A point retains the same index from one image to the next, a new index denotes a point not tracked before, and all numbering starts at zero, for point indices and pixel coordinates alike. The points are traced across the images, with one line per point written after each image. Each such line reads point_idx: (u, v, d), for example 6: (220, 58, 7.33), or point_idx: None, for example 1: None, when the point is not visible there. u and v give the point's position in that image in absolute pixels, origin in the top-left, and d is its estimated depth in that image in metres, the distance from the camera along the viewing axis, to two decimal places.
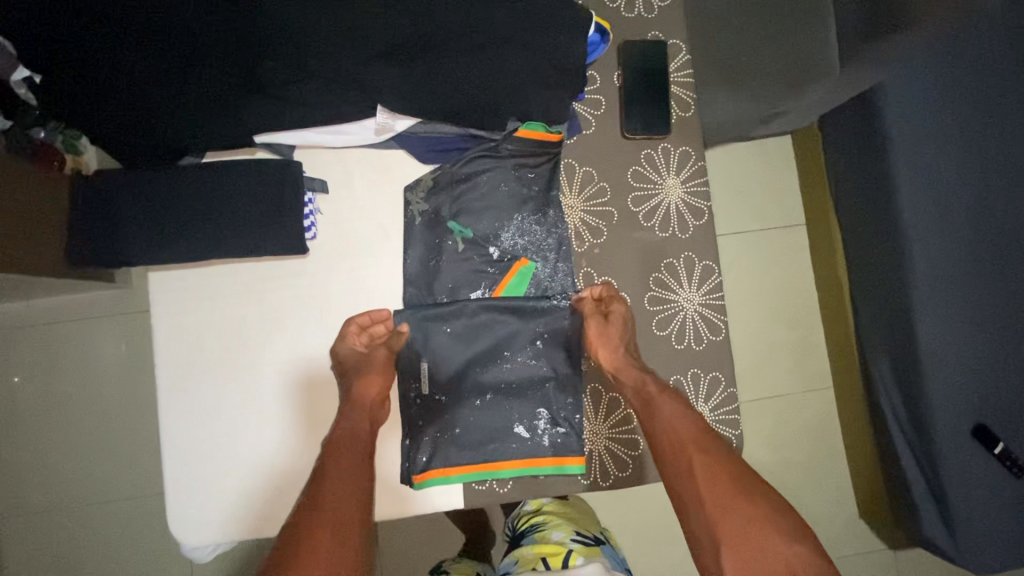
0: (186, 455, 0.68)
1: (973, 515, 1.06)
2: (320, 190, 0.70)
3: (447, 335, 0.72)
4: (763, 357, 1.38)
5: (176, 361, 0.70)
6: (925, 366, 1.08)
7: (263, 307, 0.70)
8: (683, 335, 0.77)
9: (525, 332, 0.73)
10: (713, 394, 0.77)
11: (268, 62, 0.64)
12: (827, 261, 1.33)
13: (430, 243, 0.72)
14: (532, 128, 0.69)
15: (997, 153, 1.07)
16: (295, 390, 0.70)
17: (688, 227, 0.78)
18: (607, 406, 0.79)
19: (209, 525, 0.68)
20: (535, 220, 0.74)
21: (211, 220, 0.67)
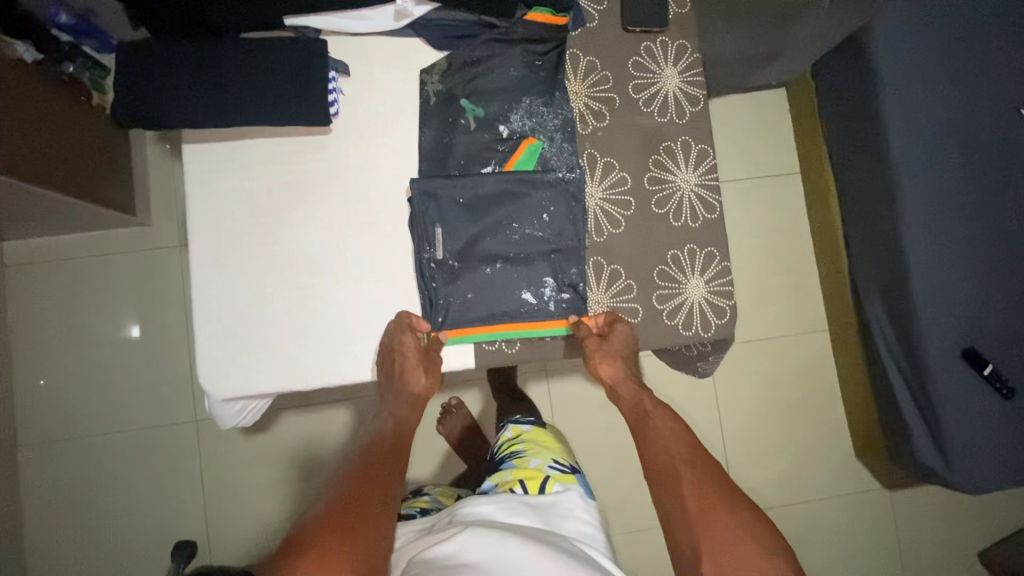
0: (217, 314, 0.74)
1: (964, 434, 1.10)
2: (343, 71, 0.75)
3: (457, 209, 0.76)
4: (760, 298, 1.42)
5: (208, 229, 0.75)
6: (916, 291, 1.12)
7: (287, 182, 0.75)
8: (680, 213, 0.80)
9: (532, 204, 0.77)
10: (707, 267, 0.80)
11: None
12: (820, 201, 1.38)
13: (445, 121, 0.77)
14: (539, 12, 0.75)
15: (980, 87, 1.13)
16: (317, 258, 0.75)
17: (685, 113, 0.81)
18: (609, 277, 0.79)
19: (236, 380, 0.73)
20: (543, 104, 0.78)
21: (239, 87, 0.71)
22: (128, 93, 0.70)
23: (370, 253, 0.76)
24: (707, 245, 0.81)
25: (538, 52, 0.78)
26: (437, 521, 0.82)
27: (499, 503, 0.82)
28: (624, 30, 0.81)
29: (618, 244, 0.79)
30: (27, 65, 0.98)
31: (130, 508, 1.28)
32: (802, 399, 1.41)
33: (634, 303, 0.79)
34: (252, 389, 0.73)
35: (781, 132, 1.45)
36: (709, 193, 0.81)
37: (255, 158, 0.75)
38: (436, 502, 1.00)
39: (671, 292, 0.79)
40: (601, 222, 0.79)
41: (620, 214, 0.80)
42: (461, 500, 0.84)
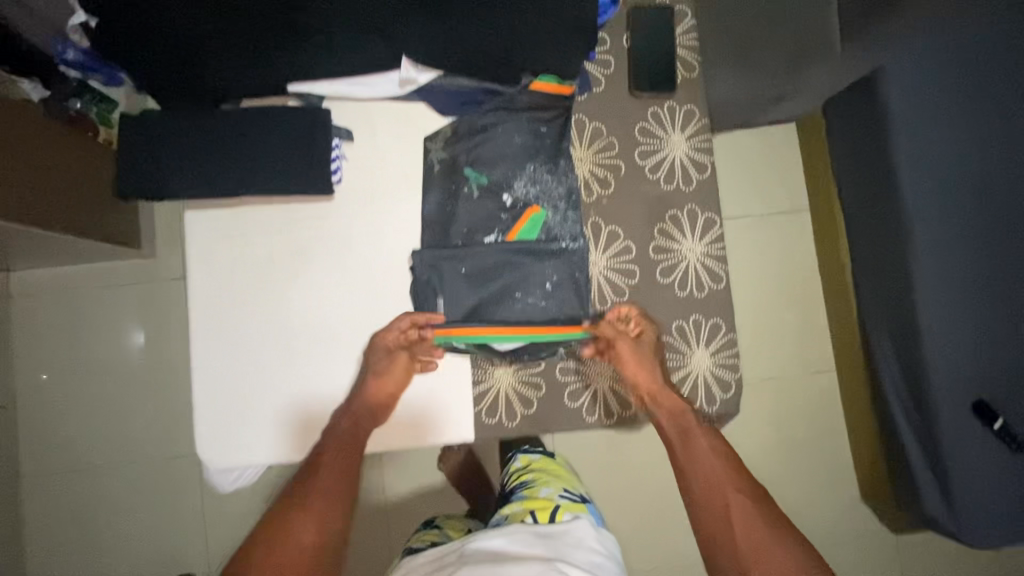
0: (215, 380, 0.73)
1: (973, 490, 1.07)
2: (346, 138, 0.74)
3: (458, 279, 0.76)
4: (766, 337, 1.40)
5: (208, 296, 0.74)
6: (926, 341, 1.10)
7: (289, 247, 0.75)
8: (685, 282, 0.81)
9: (536, 274, 0.76)
10: (713, 339, 0.82)
11: (310, 14, 0.65)
12: (830, 241, 1.35)
13: (448, 189, 0.76)
14: (544, 81, 0.73)
15: (997, 136, 1.10)
16: (320, 326, 0.75)
17: (691, 180, 0.82)
18: (612, 346, 0.81)
19: (236, 447, 0.73)
20: (547, 171, 0.78)
21: (243, 161, 0.70)
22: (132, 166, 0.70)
23: (372, 321, 0.76)
24: (713, 315, 0.82)
25: (543, 118, 0.77)
26: (447, 554, 0.80)
27: (510, 536, 0.80)
28: (631, 96, 0.82)
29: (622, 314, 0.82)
30: (32, 102, 0.98)
31: (129, 538, 1.29)
32: (809, 440, 1.39)
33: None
34: (253, 457, 0.73)
35: (791, 168, 1.43)
36: (715, 263, 0.82)
37: (257, 225, 0.74)
38: (447, 535, 0.98)
39: (674, 365, 0.82)
40: (605, 293, 0.81)
41: (624, 283, 0.82)
42: (472, 534, 0.81)
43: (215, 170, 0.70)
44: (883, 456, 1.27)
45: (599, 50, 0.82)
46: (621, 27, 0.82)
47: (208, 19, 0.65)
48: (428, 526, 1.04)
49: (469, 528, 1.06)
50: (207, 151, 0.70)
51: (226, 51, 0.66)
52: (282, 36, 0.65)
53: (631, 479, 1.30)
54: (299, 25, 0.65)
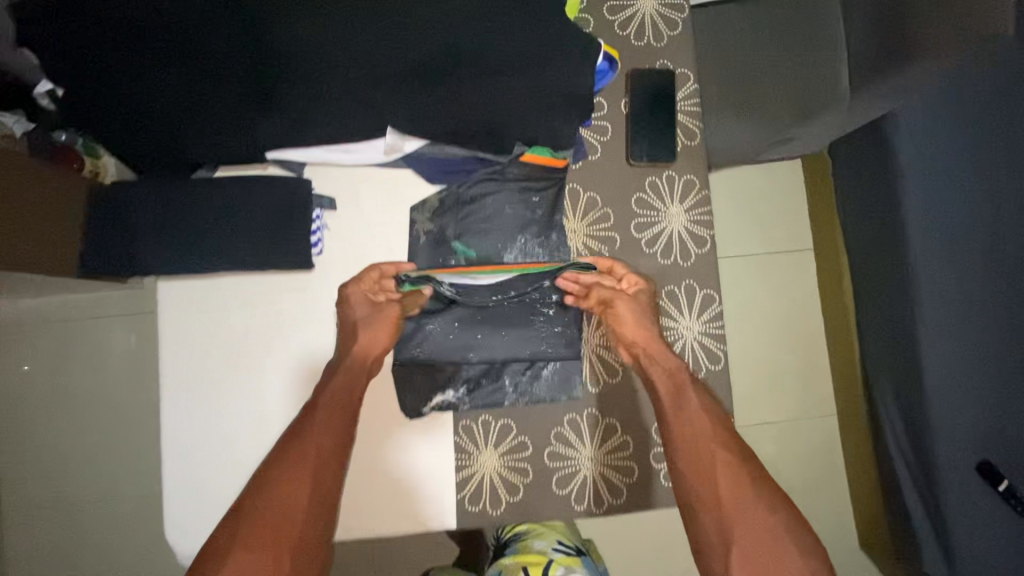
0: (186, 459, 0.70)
1: (977, 557, 1.00)
2: (329, 208, 0.72)
3: (449, 341, 0.78)
4: (765, 380, 1.37)
5: (177, 371, 0.71)
6: (929, 398, 1.04)
7: (268, 319, 0.72)
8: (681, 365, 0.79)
9: (529, 337, 0.78)
10: None
11: (289, 84, 0.60)
12: (834, 285, 1.31)
13: (434, 262, 0.75)
14: (534, 152, 0.71)
15: None
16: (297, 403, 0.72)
17: (689, 255, 0.81)
18: (604, 431, 0.79)
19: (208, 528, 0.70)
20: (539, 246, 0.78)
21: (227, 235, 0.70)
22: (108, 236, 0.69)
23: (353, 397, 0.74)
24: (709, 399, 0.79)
25: (535, 193, 0.77)
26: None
27: None
28: (627, 163, 0.81)
29: (612, 396, 0.80)
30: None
31: None
32: (805, 489, 1.35)
33: (629, 462, 0.79)
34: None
35: (797, 208, 1.39)
36: (711, 343, 0.80)
37: (231, 298, 0.71)
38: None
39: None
40: (597, 372, 0.80)
41: (616, 363, 0.80)
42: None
43: (197, 244, 0.70)
44: (883, 511, 1.22)
45: (595, 116, 0.81)
46: (619, 91, 0.82)
47: (177, 89, 0.60)
48: None
49: None
50: (191, 224, 0.69)
51: (202, 122, 0.61)
52: (257, 111, 0.61)
53: None
54: (274, 99, 0.61)
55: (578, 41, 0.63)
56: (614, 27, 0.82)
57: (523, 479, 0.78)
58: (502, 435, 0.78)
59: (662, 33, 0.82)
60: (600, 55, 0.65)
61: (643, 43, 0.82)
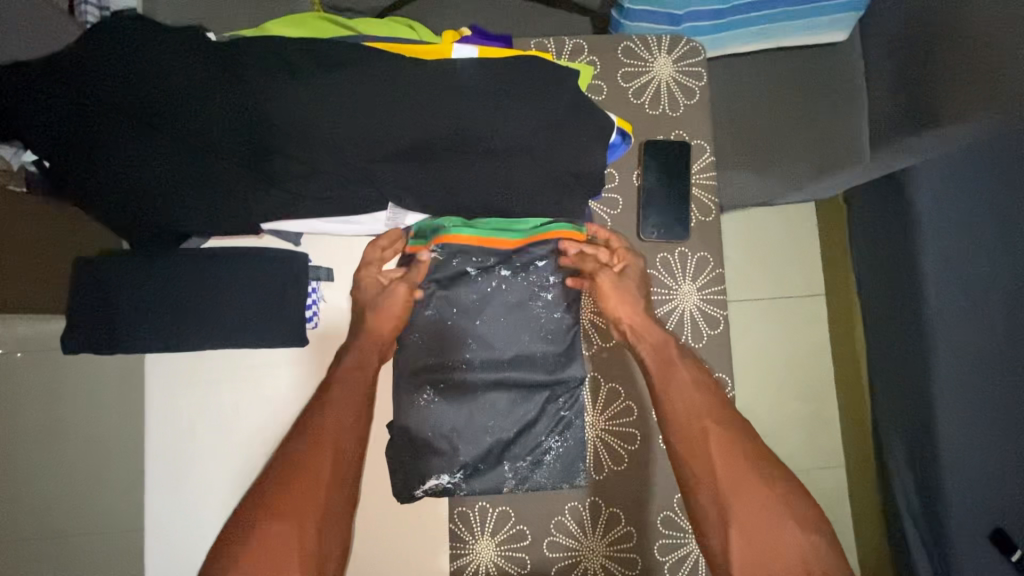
0: (174, 524, 0.74)
1: None
2: (325, 278, 0.75)
3: (446, 331, 0.73)
4: (772, 431, 1.33)
5: (173, 439, 0.76)
6: (942, 462, 1.00)
7: (255, 393, 0.76)
8: None
9: (526, 319, 0.74)
10: None
11: (281, 157, 0.58)
12: (846, 338, 1.28)
13: (437, 334, 0.73)
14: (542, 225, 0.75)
15: None
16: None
17: (701, 335, 0.78)
18: (606, 522, 0.76)
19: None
20: (545, 319, 0.75)
21: (215, 309, 0.69)
22: (90, 309, 0.67)
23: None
24: None
25: (538, 259, 0.74)
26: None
27: None
28: (638, 238, 0.78)
29: (616, 484, 0.77)
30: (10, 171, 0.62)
31: None
32: None
33: (631, 553, 0.76)
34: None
35: (810, 257, 1.35)
36: None
37: (226, 368, 0.76)
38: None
39: (674, 543, 0.76)
40: (601, 459, 0.77)
41: (623, 449, 0.77)
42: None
43: (185, 319, 0.69)
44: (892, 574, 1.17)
45: (607, 187, 0.79)
46: (633, 161, 0.80)
47: (170, 162, 0.58)
48: None
49: None
50: (178, 298, 0.68)
51: (191, 191, 0.59)
52: (256, 185, 0.60)
53: None
54: (271, 172, 0.59)
55: (593, 121, 0.61)
56: (629, 94, 0.80)
57: (519, 569, 0.75)
58: (499, 523, 0.75)
59: (678, 102, 0.81)
60: (613, 133, 0.64)
61: (659, 111, 0.81)
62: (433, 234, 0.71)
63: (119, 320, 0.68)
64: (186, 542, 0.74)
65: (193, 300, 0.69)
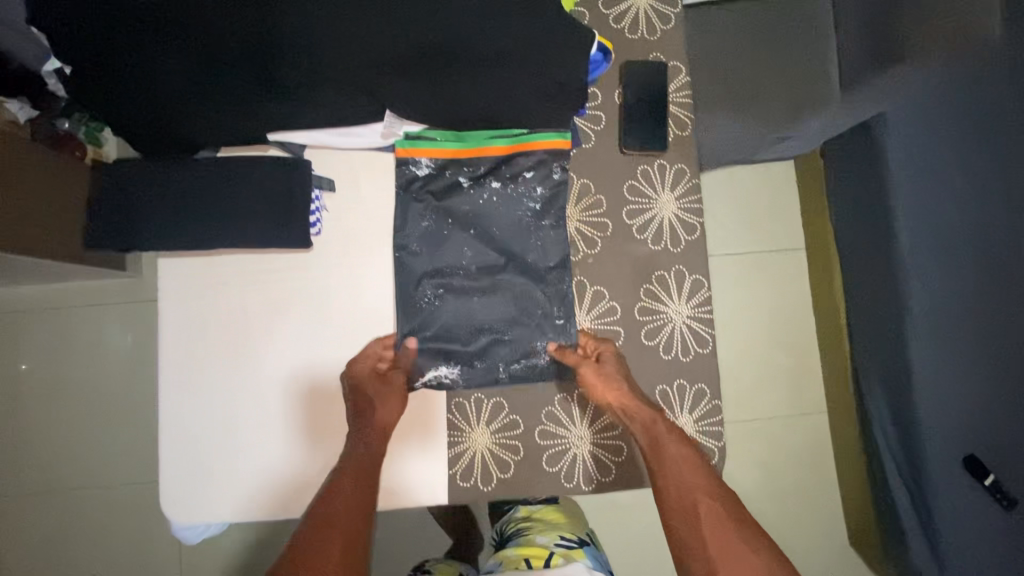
0: (179, 430, 0.74)
1: (962, 542, 1.02)
2: (328, 187, 0.76)
3: (442, 240, 0.78)
4: (757, 371, 1.38)
5: (180, 344, 0.75)
6: (918, 387, 1.06)
7: (265, 299, 0.76)
8: (670, 345, 0.82)
9: (519, 229, 0.79)
10: (698, 406, 0.81)
11: (284, 67, 0.63)
12: (825, 279, 1.33)
13: (434, 235, 0.78)
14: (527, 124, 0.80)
15: None
16: (284, 378, 0.75)
17: (679, 241, 0.83)
18: (593, 411, 0.81)
19: (195, 502, 0.74)
20: (536, 227, 0.79)
21: (223, 210, 0.72)
22: (108, 215, 0.72)
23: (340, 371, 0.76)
24: (698, 381, 0.81)
25: (526, 169, 0.78)
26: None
27: None
28: (621, 152, 0.83)
29: None
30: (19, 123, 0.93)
31: (104, 563, 1.24)
32: (796, 488, 1.35)
33: (617, 441, 0.81)
34: (211, 513, 0.74)
35: (788, 204, 1.41)
36: (701, 326, 0.82)
37: (230, 271, 0.75)
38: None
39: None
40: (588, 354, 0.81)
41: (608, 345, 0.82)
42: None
43: (195, 220, 0.72)
44: (872, 497, 1.23)
45: (590, 106, 0.83)
46: (614, 82, 0.84)
47: (183, 71, 0.63)
48: (418, 571, 1.00)
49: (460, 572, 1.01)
50: (189, 200, 0.72)
51: (206, 101, 0.65)
52: (262, 92, 0.65)
53: (619, 529, 1.25)
54: (278, 82, 0.64)
55: (575, 32, 0.65)
56: (609, 20, 0.85)
57: (514, 456, 0.80)
58: (494, 414, 0.80)
59: (655, 27, 0.85)
60: (596, 45, 0.68)
61: (637, 36, 0.85)
62: (426, 147, 0.76)
63: (133, 220, 0.71)
64: (192, 450, 0.74)
65: (203, 199, 0.72)
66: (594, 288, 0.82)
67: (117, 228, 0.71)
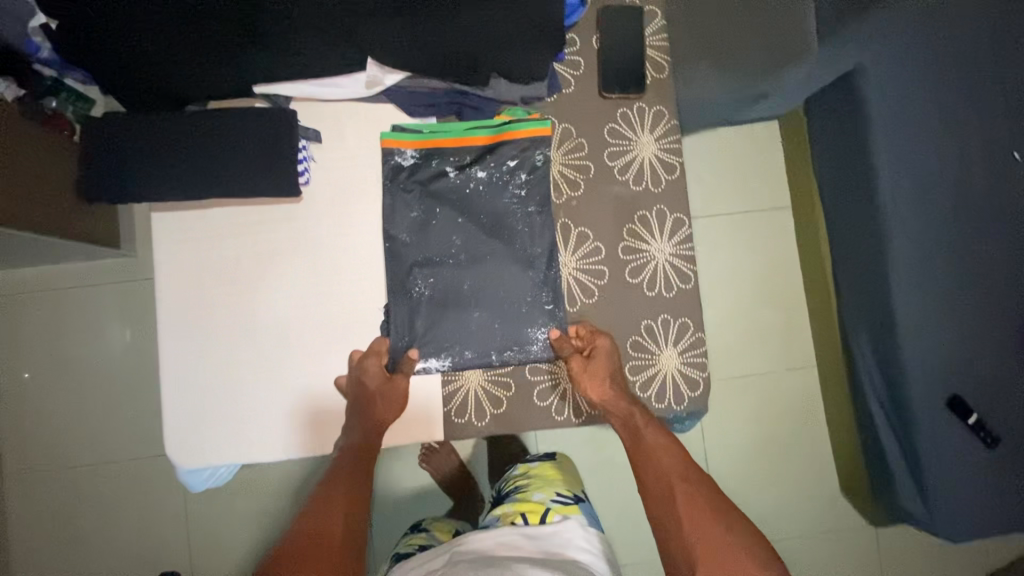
0: (180, 379, 0.77)
1: (944, 476, 1.05)
2: (314, 138, 0.78)
3: (430, 228, 0.80)
4: (745, 325, 1.40)
5: (177, 297, 0.77)
6: (901, 329, 1.07)
7: (257, 250, 0.78)
8: (654, 282, 0.84)
9: (506, 214, 0.81)
10: (682, 339, 0.83)
11: (268, 16, 0.66)
12: (810, 231, 1.35)
13: (417, 224, 0.80)
14: (511, 113, 0.82)
15: (975, 122, 1.08)
16: (279, 330, 0.78)
17: (660, 181, 0.85)
18: None
19: (197, 448, 0.76)
20: (522, 212, 0.81)
21: (211, 162, 0.73)
22: (98, 170, 0.73)
23: (336, 333, 0.79)
24: (683, 315, 0.84)
25: (510, 157, 0.81)
26: (437, 559, 0.80)
27: (500, 537, 0.81)
28: (601, 96, 0.84)
29: (592, 315, 0.84)
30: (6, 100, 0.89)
31: (114, 538, 1.27)
32: (788, 439, 1.39)
33: None
34: (214, 457, 0.76)
35: (772, 161, 1.43)
36: (684, 263, 0.84)
37: (223, 223, 0.78)
38: (434, 538, 0.97)
39: (644, 363, 0.83)
40: (574, 292, 0.83)
41: (594, 284, 0.84)
42: (461, 536, 0.83)
43: (183, 173, 0.73)
44: (860, 440, 1.26)
45: (569, 51, 0.84)
46: (592, 27, 0.85)
47: (168, 22, 0.66)
48: (416, 529, 1.04)
49: (456, 530, 1.05)
50: (177, 153, 0.73)
51: (190, 53, 0.68)
52: (244, 42, 0.68)
53: (616, 484, 1.28)
54: (260, 32, 0.67)
55: None
56: None
57: (506, 393, 0.82)
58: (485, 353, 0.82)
59: None
60: None
61: None
62: (411, 138, 0.79)
63: (123, 174, 0.73)
64: (194, 398, 0.77)
65: (190, 152, 0.73)
66: (579, 229, 0.84)
67: (106, 182, 0.72)
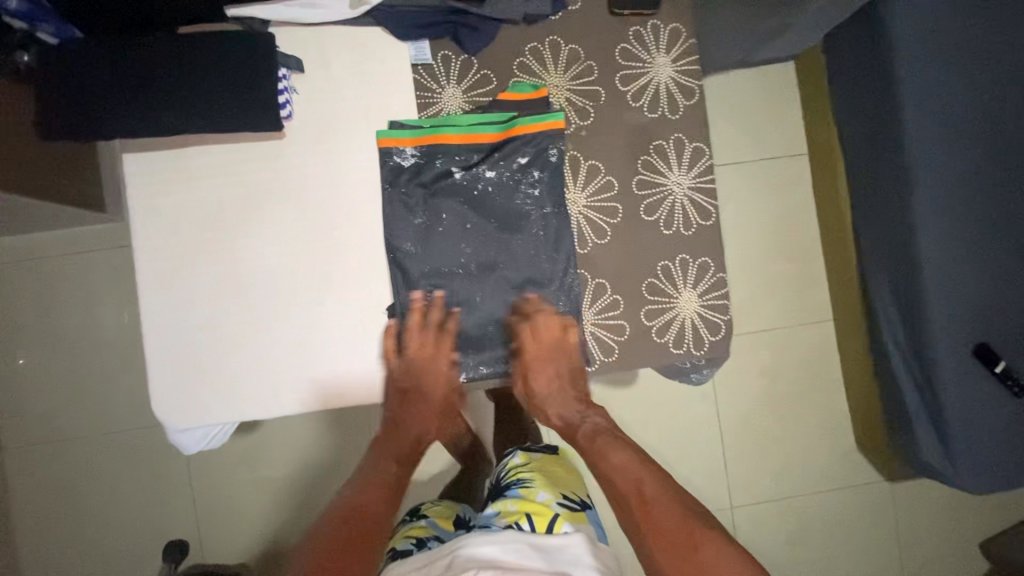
0: (167, 332, 0.73)
1: (967, 424, 1.01)
2: (295, 68, 0.72)
3: (436, 236, 0.75)
4: (760, 277, 1.35)
5: (156, 239, 0.73)
6: (923, 273, 1.01)
7: (241, 194, 0.73)
8: (671, 219, 0.78)
9: (517, 215, 0.76)
10: (702, 280, 0.79)
11: None
12: (828, 177, 1.28)
13: (420, 229, 0.75)
14: (514, 90, 0.76)
15: (1014, 45, 0.99)
16: (266, 277, 0.73)
17: (677, 107, 0.79)
18: (593, 292, 0.79)
19: (185, 403, 0.73)
20: (536, 215, 0.76)
21: (182, 94, 0.68)
22: (58, 104, 0.67)
23: (333, 308, 0.74)
24: (701, 255, 0.79)
25: (521, 154, 0.75)
26: (432, 562, 0.71)
27: (504, 543, 0.72)
28: (611, 13, 0.78)
29: (602, 258, 0.78)
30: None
31: (117, 508, 1.25)
32: (804, 393, 1.35)
33: (619, 320, 0.78)
34: (203, 413, 0.73)
35: (789, 104, 1.35)
36: (702, 197, 0.79)
37: (202, 163, 0.72)
38: (434, 527, 0.89)
39: (661, 307, 0.78)
40: (585, 233, 0.78)
41: (605, 223, 0.78)
42: (463, 537, 0.73)
43: (153, 106, 0.68)
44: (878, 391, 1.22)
45: None
46: None
47: None
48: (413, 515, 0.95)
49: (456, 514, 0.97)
50: (144, 84, 0.67)
51: None
52: None
53: None
54: None
55: None
56: None
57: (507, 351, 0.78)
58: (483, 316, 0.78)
59: None
60: None
61: None
62: (408, 135, 0.74)
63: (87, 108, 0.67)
64: (180, 352, 0.73)
65: (159, 83, 0.67)
66: (589, 162, 0.78)
67: (69, 117, 0.67)
